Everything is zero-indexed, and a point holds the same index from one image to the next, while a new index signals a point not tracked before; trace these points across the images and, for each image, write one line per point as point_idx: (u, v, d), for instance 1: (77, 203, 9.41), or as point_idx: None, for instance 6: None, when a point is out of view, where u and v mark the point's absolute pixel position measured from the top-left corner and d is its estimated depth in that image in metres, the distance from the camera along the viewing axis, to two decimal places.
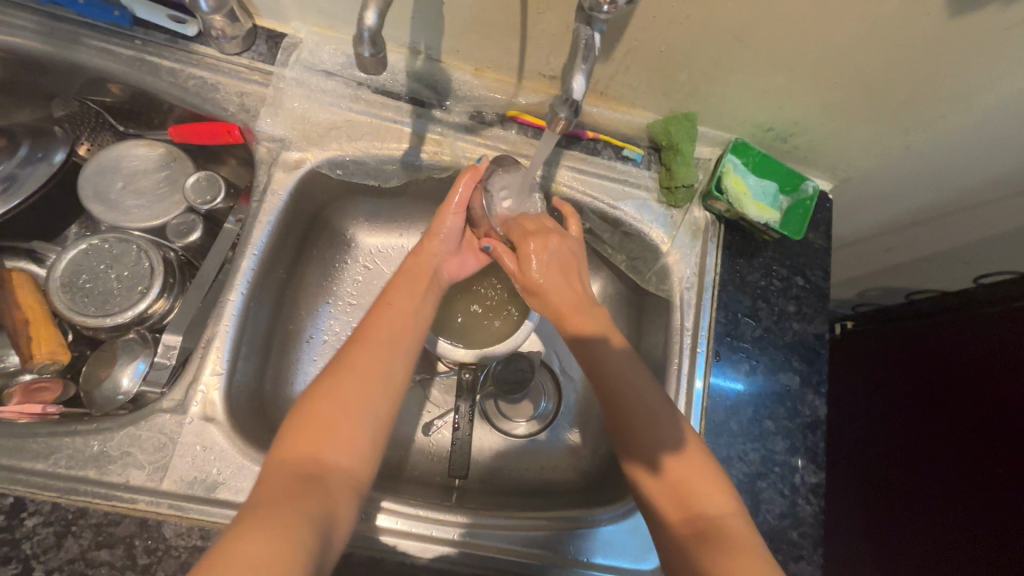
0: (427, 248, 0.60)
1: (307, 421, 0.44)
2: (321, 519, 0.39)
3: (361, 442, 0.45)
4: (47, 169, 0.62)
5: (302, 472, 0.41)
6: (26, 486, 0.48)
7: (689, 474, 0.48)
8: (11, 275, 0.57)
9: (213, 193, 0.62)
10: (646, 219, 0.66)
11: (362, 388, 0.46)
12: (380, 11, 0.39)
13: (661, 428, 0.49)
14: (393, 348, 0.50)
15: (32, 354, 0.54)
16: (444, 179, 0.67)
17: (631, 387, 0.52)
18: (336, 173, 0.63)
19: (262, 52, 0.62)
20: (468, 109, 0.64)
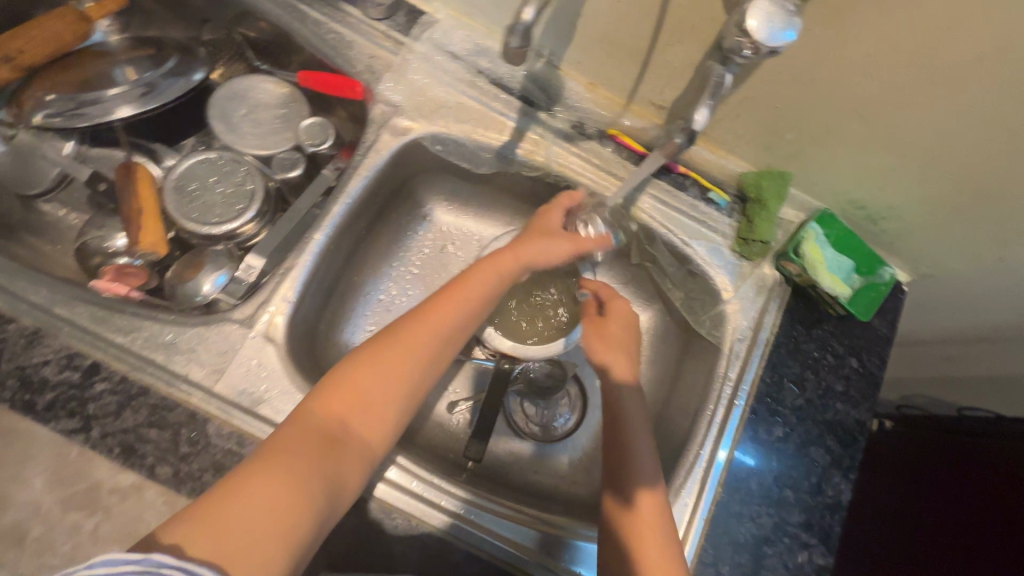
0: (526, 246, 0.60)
1: (342, 384, 0.48)
2: (330, 480, 0.43)
3: (387, 416, 0.49)
4: (184, 84, 0.69)
5: (327, 432, 0.45)
6: (104, 354, 0.52)
7: (652, 508, 0.53)
8: (138, 168, 0.62)
9: (321, 138, 0.67)
10: (715, 264, 0.67)
11: (399, 368, 0.50)
12: (539, 9, 0.42)
13: (640, 467, 0.55)
14: (440, 340, 0.53)
15: (138, 241, 0.59)
16: (531, 178, 0.69)
17: (637, 445, 0.57)
18: (435, 148, 0.67)
19: (398, 24, 0.65)
20: (573, 118, 0.66)
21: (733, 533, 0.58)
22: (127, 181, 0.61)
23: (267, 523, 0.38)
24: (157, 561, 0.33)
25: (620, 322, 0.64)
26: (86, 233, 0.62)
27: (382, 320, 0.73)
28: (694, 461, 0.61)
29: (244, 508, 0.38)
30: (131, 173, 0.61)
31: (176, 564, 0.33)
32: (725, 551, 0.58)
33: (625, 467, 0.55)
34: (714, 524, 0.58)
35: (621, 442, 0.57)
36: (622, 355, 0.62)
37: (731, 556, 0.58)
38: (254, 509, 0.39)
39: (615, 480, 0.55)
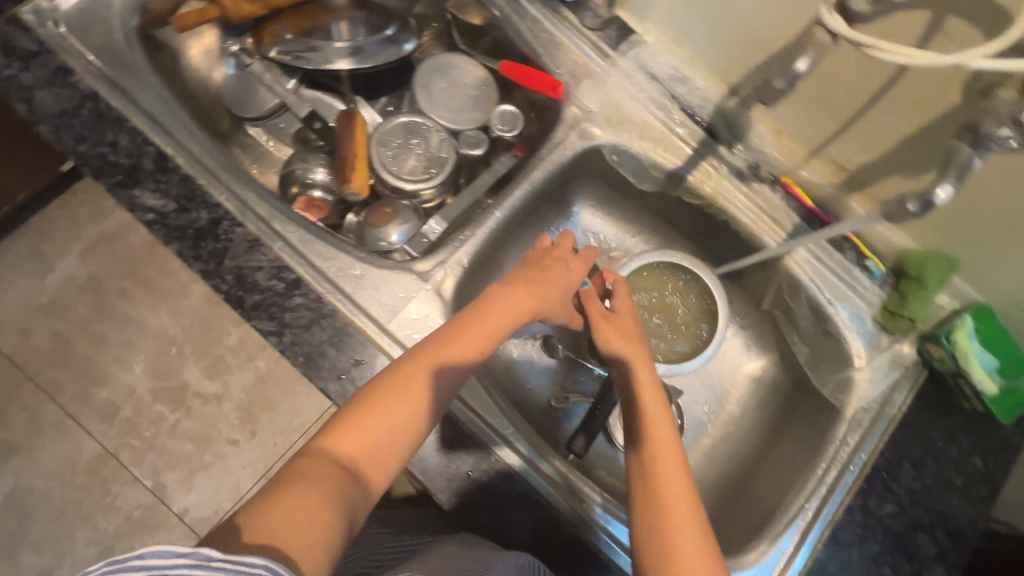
0: (556, 254, 0.64)
1: (354, 422, 0.44)
2: (345, 507, 0.40)
3: (395, 454, 0.45)
4: (393, 52, 0.74)
5: (341, 467, 0.42)
6: (306, 272, 0.57)
7: (682, 488, 0.48)
8: (357, 116, 0.68)
9: (510, 126, 0.72)
10: (854, 330, 0.68)
11: (406, 399, 0.47)
12: (813, 58, 0.43)
13: (664, 453, 0.50)
14: (454, 370, 0.50)
15: (349, 182, 0.65)
16: (691, 206, 0.72)
17: (660, 432, 0.52)
18: (610, 157, 0.71)
19: (609, 36, 0.69)
20: (749, 159, 0.68)
21: None
22: (348, 125, 0.67)
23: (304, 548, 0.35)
24: (207, 554, 0.31)
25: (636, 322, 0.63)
26: (289, 162, 0.69)
27: None
28: (799, 512, 0.63)
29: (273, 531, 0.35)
30: (352, 120, 0.67)
31: (225, 557, 0.31)
32: None
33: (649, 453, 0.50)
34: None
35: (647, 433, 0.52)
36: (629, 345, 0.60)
37: None
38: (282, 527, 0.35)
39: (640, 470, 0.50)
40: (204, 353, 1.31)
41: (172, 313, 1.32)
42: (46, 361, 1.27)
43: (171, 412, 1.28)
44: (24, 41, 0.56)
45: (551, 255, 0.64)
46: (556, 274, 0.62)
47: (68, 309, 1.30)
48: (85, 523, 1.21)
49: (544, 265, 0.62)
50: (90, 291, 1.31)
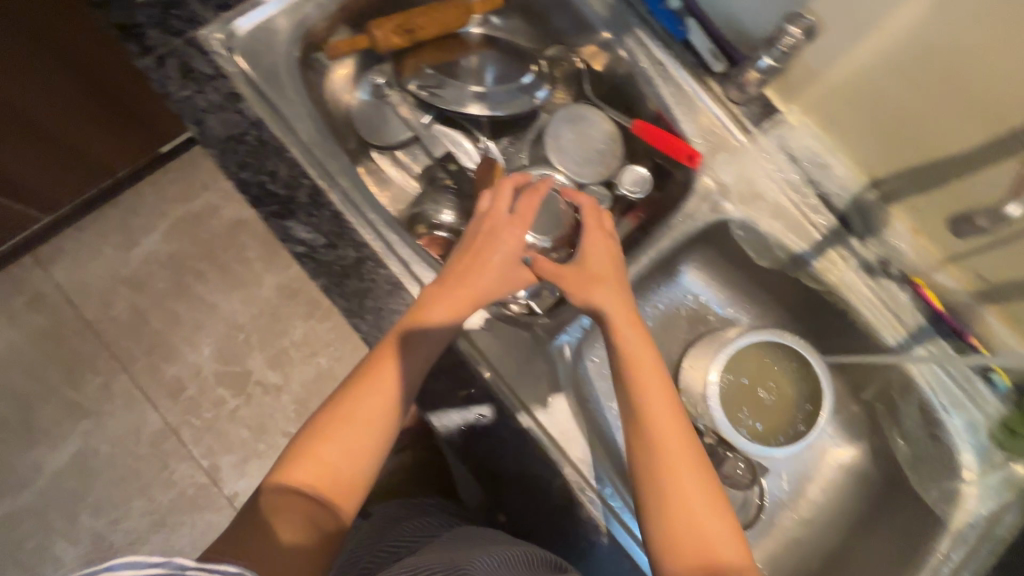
0: (495, 228, 0.59)
1: (312, 455, 0.50)
2: (313, 534, 0.47)
3: (359, 472, 0.51)
4: (525, 101, 0.76)
5: (313, 498, 0.48)
6: None
7: (694, 479, 0.51)
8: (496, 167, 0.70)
9: (637, 187, 0.73)
10: (965, 441, 0.66)
11: (365, 422, 0.52)
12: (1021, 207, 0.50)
13: (675, 448, 0.52)
14: (395, 381, 0.53)
15: None
16: (810, 289, 0.71)
17: (658, 422, 0.53)
18: (736, 232, 0.71)
19: (751, 112, 0.69)
20: (881, 253, 0.67)
21: None
22: (487, 178, 0.69)
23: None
24: (180, 563, 0.35)
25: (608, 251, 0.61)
26: (418, 201, 0.72)
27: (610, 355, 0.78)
28: None
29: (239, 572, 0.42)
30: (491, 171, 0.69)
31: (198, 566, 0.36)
32: None
33: (654, 443, 0.52)
34: None
35: (649, 424, 0.53)
36: (616, 302, 0.58)
37: None
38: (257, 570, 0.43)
39: (647, 461, 0.52)
40: (270, 344, 1.34)
41: (244, 300, 1.36)
42: (121, 332, 1.31)
43: (232, 397, 1.31)
44: (201, 64, 0.59)
45: (501, 238, 0.58)
46: (508, 263, 0.58)
47: (147, 284, 1.34)
48: (141, 494, 1.25)
49: (478, 249, 0.58)
50: (169, 269, 1.35)
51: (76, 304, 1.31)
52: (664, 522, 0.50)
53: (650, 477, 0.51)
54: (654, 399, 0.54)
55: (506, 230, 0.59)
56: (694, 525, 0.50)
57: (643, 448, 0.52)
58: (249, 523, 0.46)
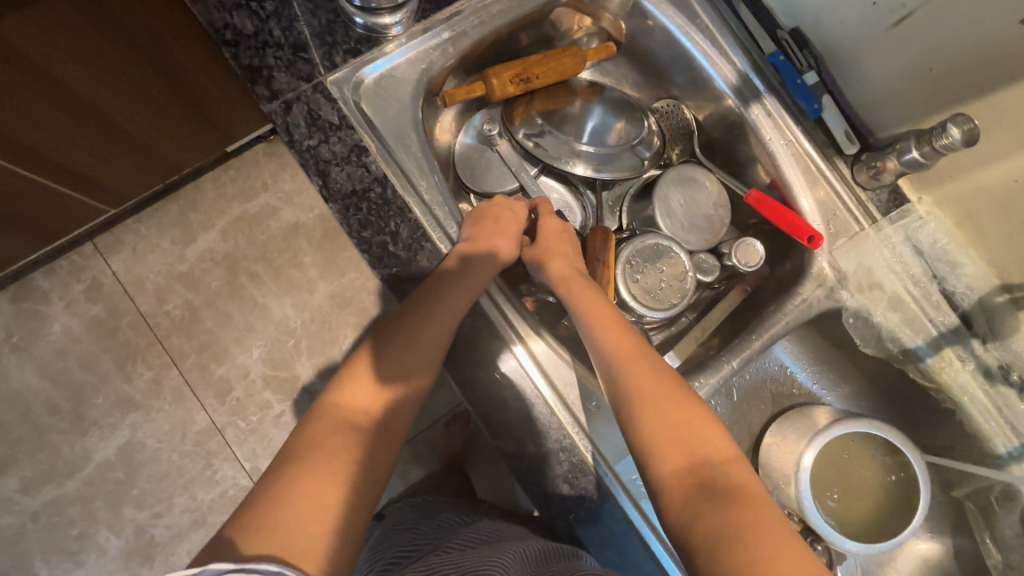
0: (500, 208, 0.67)
1: (353, 387, 0.54)
2: (360, 467, 0.49)
3: (397, 412, 0.54)
4: (632, 159, 0.75)
5: (350, 427, 0.51)
6: (551, 399, 0.60)
7: (689, 412, 0.54)
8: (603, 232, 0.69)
9: (749, 259, 0.69)
10: None
11: (402, 366, 0.55)
12: None
13: (664, 386, 0.56)
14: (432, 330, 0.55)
15: None
16: (912, 382, 0.68)
17: (642, 361, 0.58)
18: (847, 319, 0.67)
19: (880, 199, 0.67)
20: (1003, 359, 0.64)
21: None
22: (601, 245, 0.68)
23: (313, 534, 0.43)
24: (217, 570, 0.35)
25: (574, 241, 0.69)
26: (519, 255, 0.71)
27: None
28: None
29: (297, 507, 0.44)
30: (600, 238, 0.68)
31: (234, 568, 0.36)
32: None
33: (635, 380, 0.56)
34: None
35: (632, 365, 0.57)
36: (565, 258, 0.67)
37: None
38: (310, 498, 0.45)
39: (646, 407, 0.54)
40: (319, 352, 1.30)
41: (297, 305, 1.32)
42: (174, 328, 1.28)
43: (279, 402, 1.28)
44: (327, 113, 0.58)
45: (496, 206, 0.67)
46: (507, 224, 0.66)
47: (201, 280, 1.31)
48: (184, 491, 1.23)
49: (494, 216, 0.65)
50: (225, 266, 1.32)
51: (132, 295, 1.28)
52: (668, 459, 0.51)
53: (650, 422, 0.53)
54: (626, 339, 0.59)
55: (507, 205, 0.68)
56: (696, 456, 0.51)
57: (635, 392, 0.55)
58: (293, 460, 0.48)
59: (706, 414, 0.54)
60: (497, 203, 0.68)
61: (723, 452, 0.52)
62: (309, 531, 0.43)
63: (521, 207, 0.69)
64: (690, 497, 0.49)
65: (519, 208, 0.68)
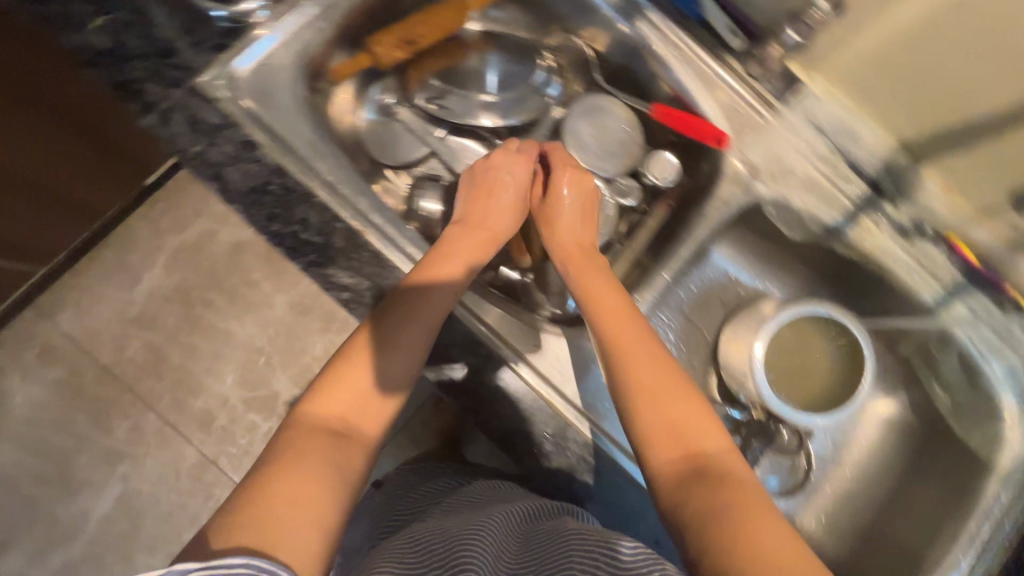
0: (490, 171, 0.67)
1: (337, 386, 0.52)
2: (342, 469, 0.48)
3: (382, 413, 0.53)
4: (538, 99, 0.75)
5: (333, 428, 0.50)
6: (496, 347, 0.61)
7: (688, 403, 0.53)
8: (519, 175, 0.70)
9: (665, 173, 0.71)
10: (1006, 387, 0.68)
11: (384, 367, 0.53)
12: None
13: (665, 373, 0.55)
14: (416, 332, 0.55)
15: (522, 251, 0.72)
16: (840, 256, 0.72)
17: (642, 346, 0.57)
18: (768, 211, 0.70)
19: (775, 88, 0.68)
20: (913, 214, 0.68)
21: None
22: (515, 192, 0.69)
23: (304, 533, 0.42)
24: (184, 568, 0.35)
25: (582, 205, 0.68)
26: (431, 224, 0.70)
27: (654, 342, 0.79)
28: (960, 563, 0.65)
29: (279, 509, 0.42)
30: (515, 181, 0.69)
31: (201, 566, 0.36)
32: None
33: (631, 366, 0.55)
34: None
35: (630, 348, 0.56)
36: (568, 234, 0.67)
37: None
38: (293, 500, 0.43)
39: (645, 389, 0.54)
40: (292, 364, 1.30)
41: (258, 323, 1.31)
42: (141, 373, 1.27)
43: (264, 420, 1.28)
44: (209, 115, 0.57)
45: (494, 166, 0.68)
46: (498, 191, 0.67)
47: (157, 319, 1.28)
48: (192, 527, 1.23)
49: (485, 178, 0.67)
50: (178, 301, 1.29)
51: (90, 350, 1.26)
52: (659, 443, 0.51)
53: (647, 404, 0.53)
54: (630, 322, 0.59)
55: (501, 172, 0.67)
56: (690, 444, 0.51)
57: (634, 375, 0.55)
58: (272, 463, 0.46)
59: (704, 408, 0.53)
60: (492, 161, 0.68)
61: (721, 445, 0.51)
62: (292, 533, 0.42)
63: (517, 161, 0.68)
64: (682, 486, 0.48)
65: (512, 162, 0.68)
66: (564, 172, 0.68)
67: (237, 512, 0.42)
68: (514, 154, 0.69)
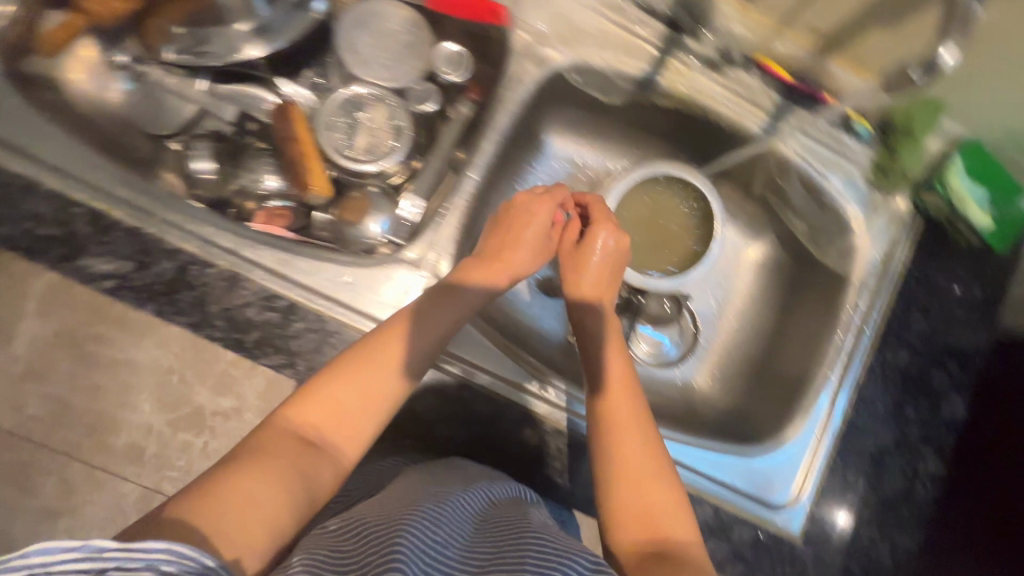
0: (508, 213, 0.60)
1: (311, 394, 0.47)
2: (305, 480, 0.43)
3: (365, 432, 0.47)
4: (305, 19, 0.64)
5: (304, 439, 0.45)
6: (296, 294, 0.54)
7: (669, 488, 0.48)
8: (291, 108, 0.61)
9: (458, 69, 0.64)
10: (849, 197, 0.68)
11: (379, 385, 0.48)
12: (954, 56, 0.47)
13: (659, 467, 0.49)
14: (384, 374, 0.48)
15: (310, 184, 0.60)
16: (664, 110, 0.68)
17: (643, 434, 0.51)
18: (574, 79, 0.66)
19: None
20: (718, 44, 0.64)
21: (860, 445, 0.64)
22: (286, 123, 0.60)
23: (250, 531, 0.38)
24: (98, 545, 0.30)
25: (609, 260, 0.60)
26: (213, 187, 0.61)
27: None
28: (832, 369, 0.67)
29: (232, 507, 0.38)
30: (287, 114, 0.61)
31: (118, 547, 0.31)
32: (852, 462, 0.64)
33: (622, 449, 0.50)
34: (846, 437, 0.65)
35: (622, 433, 0.50)
36: (594, 281, 0.59)
37: (857, 467, 0.64)
38: (247, 498, 0.39)
39: (619, 461, 0.49)
40: None
41: None
42: None
43: None
44: None
45: (514, 205, 0.61)
46: (516, 234, 0.59)
47: None
48: None
49: (512, 221, 0.60)
50: None
51: None
52: (623, 522, 0.47)
53: (644, 489, 0.48)
54: (634, 411, 0.52)
55: (521, 219, 0.59)
56: (654, 527, 0.46)
57: (610, 451, 0.50)
58: (236, 463, 0.42)
59: (680, 496, 0.49)
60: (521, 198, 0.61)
61: (689, 535, 0.46)
62: (234, 531, 0.38)
63: (542, 200, 0.60)
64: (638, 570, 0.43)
65: (539, 196, 0.61)
66: (599, 228, 0.60)
67: (194, 498, 0.38)
68: (536, 196, 0.61)
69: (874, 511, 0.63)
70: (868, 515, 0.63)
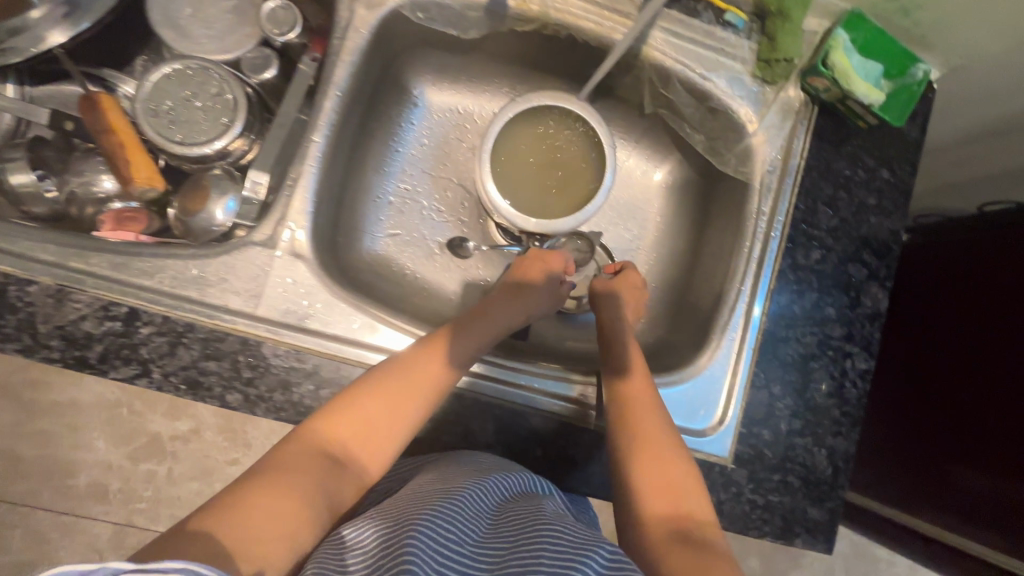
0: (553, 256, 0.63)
1: (346, 409, 0.47)
2: (325, 494, 0.42)
3: (389, 449, 0.48)
4: None
5: (326, 452, 0.45)
6: (138, 299, 0.50)
7: (689, 482, 0.48)
8: (101, 98, 0.56)
9: (287, 26, 0.58)
10: (737, 95, 0.63)
11: (406, 401, 0.48)
12: None
13: (683, 466, 0.49)
14: (417, 395, 0.49)
15: (131, 177, 0.56)
16: (526, 34, 0.63)
17: (665, 433, 0.51)
18: (417, 17, 0.61)
19: None
20: None
21: (781, 354, 0.61)
22: (95, 114, 0.56)
23: (267, 544, 0.37)
24: (114, 568, 0.28)
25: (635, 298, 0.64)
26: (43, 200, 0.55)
27: (398, 219, 0.70)
28: (741, 280, 0.63)
29: (252, 518, 0.37)
30: (96, 105, 0.56)
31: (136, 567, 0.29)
32: (776, 372, 0.61)
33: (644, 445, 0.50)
34: (766, 349, 0.61)
35: (649, 433, 0.51)
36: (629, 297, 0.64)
37: (781, 376, 0.61)
38: (265, 513, 0.38)
39: (643, 458, 0.49)
40: None
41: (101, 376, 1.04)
42: None
43: None
44: None
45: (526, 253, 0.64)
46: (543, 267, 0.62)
47: None
48: None
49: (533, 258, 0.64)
50: None
51: None
52: (648, 515, 0.46)
53: (666, 485, 0.48)
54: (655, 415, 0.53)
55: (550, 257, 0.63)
56: (682, 523, 0.45)
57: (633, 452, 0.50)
58: (257, 474, 0.41)
59: (704, 500, 0.48)
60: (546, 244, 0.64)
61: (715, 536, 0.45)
62: (257, 546, 0.37)
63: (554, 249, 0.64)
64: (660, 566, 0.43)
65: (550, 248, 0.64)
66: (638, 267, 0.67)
67: (214, 512, 0.37)
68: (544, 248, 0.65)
69: (804, 420, 0.60)
70: (799, 425, 0.60)
